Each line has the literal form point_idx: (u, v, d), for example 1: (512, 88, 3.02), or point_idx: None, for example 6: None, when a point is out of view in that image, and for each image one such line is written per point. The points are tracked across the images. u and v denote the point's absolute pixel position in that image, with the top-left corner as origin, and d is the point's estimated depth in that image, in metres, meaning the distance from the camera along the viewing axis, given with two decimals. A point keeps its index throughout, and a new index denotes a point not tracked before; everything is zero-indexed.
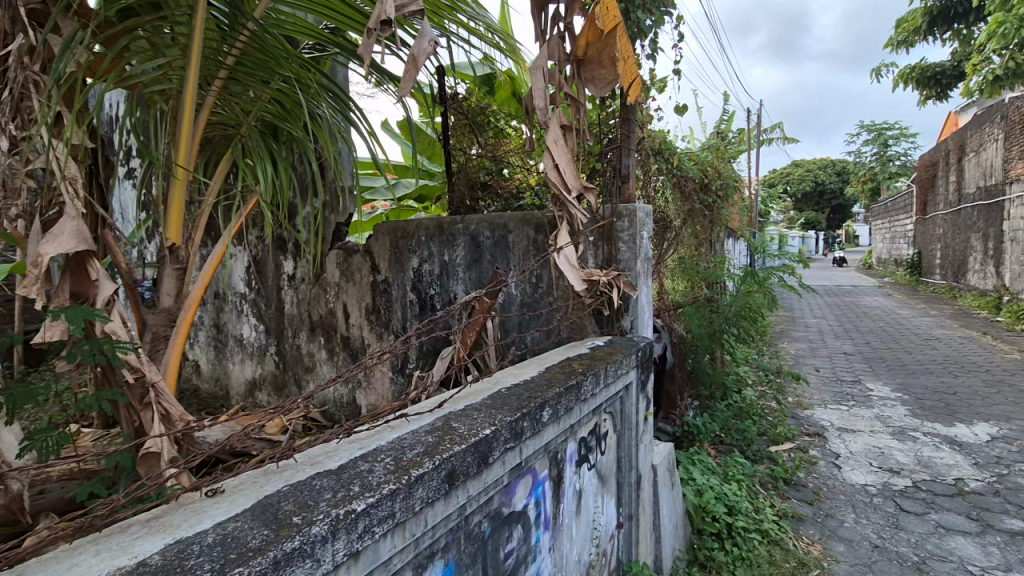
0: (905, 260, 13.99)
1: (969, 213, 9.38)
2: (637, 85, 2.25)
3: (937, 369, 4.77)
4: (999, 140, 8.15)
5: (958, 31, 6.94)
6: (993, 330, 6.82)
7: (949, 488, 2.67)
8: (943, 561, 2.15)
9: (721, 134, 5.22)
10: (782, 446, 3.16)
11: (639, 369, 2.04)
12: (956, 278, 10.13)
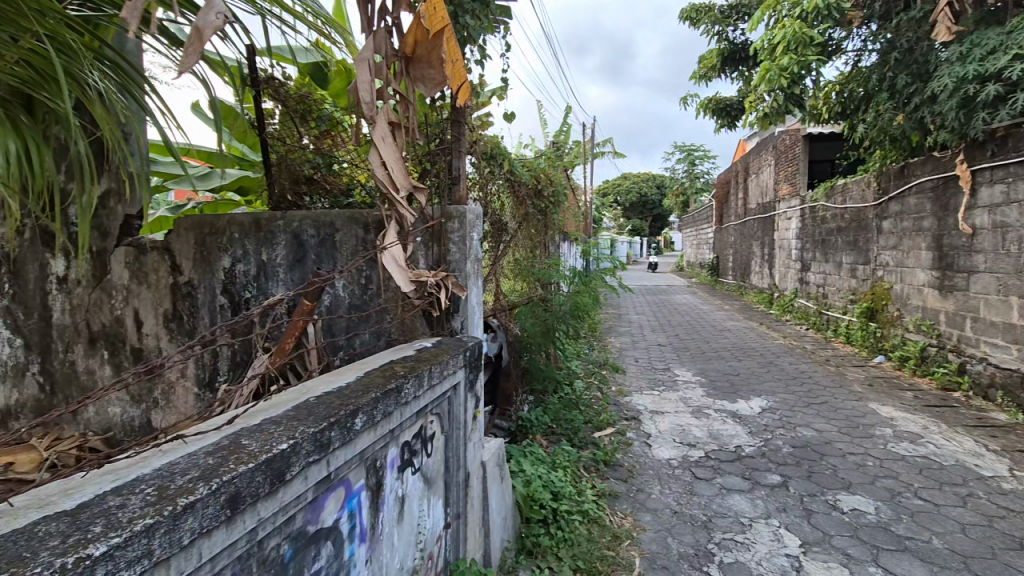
0: (707, 263, 16.48)
1: (752, 225, 11.33)
2: (466, 89, 2.28)
3: (727, 355, 5.67)
4: (772, 165, 9.99)
5: (742, 72, 8.32)
6: (767, 322, 8.33)
7: (731, 455, 3.17)
8: (723, 518, 2.55)
9: (556, 144, 5.58)
10: (604, 431, 3.47)
11: (467, 368, 2.06)
12: (742, 279, 12.20)
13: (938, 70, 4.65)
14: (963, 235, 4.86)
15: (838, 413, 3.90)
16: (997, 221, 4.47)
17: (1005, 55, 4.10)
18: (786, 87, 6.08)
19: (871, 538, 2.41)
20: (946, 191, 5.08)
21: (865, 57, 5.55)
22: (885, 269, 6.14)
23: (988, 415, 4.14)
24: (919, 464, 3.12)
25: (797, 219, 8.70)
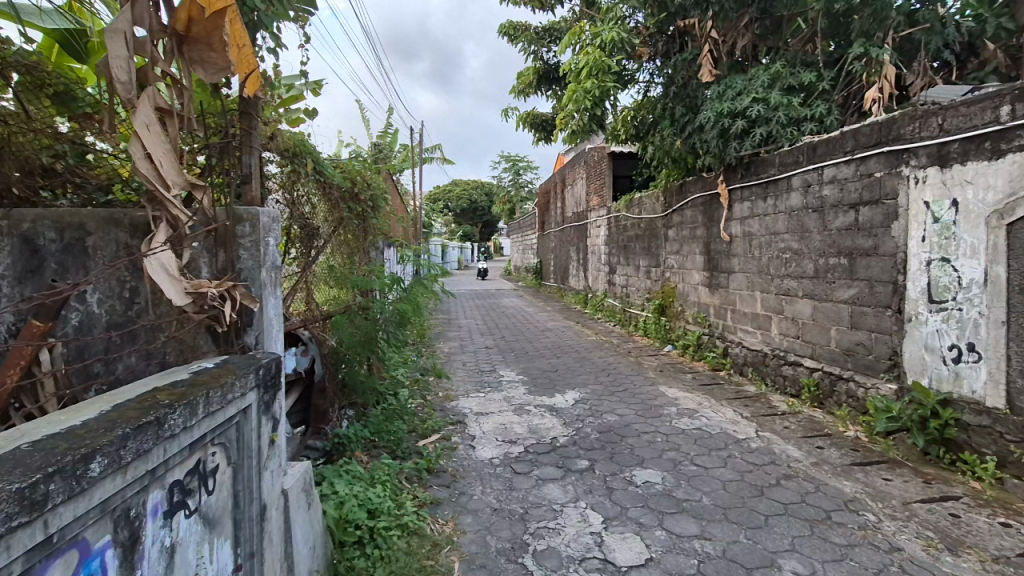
0: (532, 268, 17.62)
1: (569, 232, 12.39)
2: (254, 79, 2.11)
3: (547, 353, 6.10)
4: (584, 179, 11.10)
5: (556, 92, 9.06)
6: (582, 320, 9.18)
7: (546, 447, 3.39)
8: (538, 508, 2.70)
9: (378, 146, 5.43)
10: (428, 438, 3.46)
11: (261, 388, 1.85)
12: (562, 281, 13.29)
13: (704, 104, 5.60)
14: (724, 242, 5.94)
15: (636, 397, 4.44)
16: (746, 231, 5.55)
17: (747, 97, 5.15)
18: (590, 108, 6.65)
19: (657, 505, 2.78)
20: (712, 206, 6.14)
21: (653, 87, 6.44)
22: (671, 271, 7.18)
23: (743, 389, 5.20)
24: (694, 434, 3.70)
25: (604, 227, 9.74)
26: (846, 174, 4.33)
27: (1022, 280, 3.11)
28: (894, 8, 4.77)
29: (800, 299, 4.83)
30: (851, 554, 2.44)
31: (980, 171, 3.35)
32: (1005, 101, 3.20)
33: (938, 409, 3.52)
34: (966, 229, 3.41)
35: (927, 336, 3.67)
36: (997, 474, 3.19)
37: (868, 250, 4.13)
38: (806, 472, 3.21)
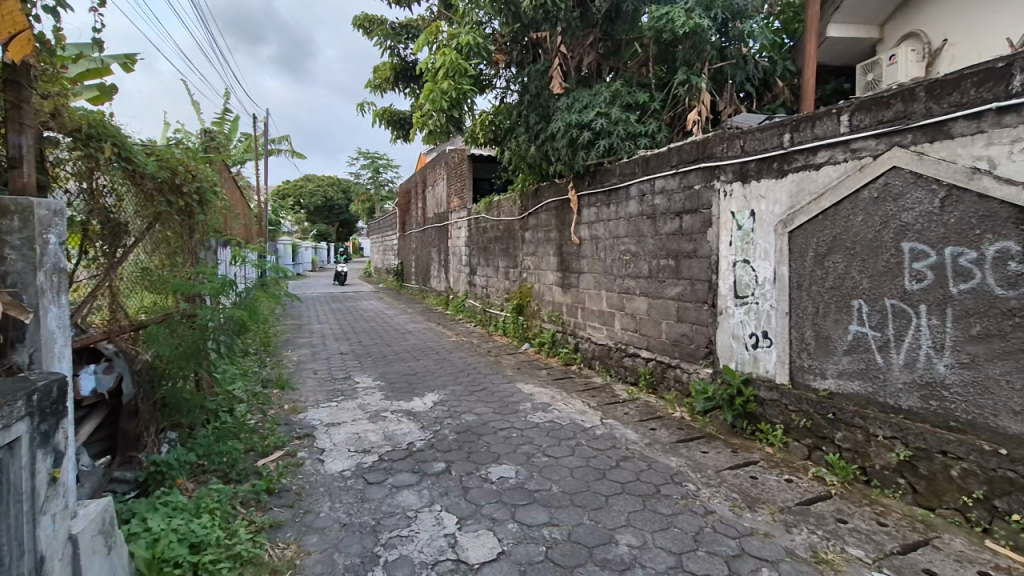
0: (392, 269, 17.17)
1: (430, 232, 12.31)
2: (23, 41, 1.69)
3: (406, 356, 5.98)
4: (444, 180, 11.14)
5: (413, 90, 8.93)
6: (443, 322, 9.18)
7: (402, 453, 3.32)
8: (391, 517, 2.63)
9: (208, 133, 4.85)
10: (270, 456, 3.19)
11: (34, 417, 1.52)
12: (423, 283, 13.16)
13: (555, 114, 5.95)
14: (574, 245, 6.36)
15: (494, 396, 4.56)
16: (593, 235, 5.99)
17: (592, 110, 5.57)
18: (446, 109, 6.62)
19: (510, 499, 2.88)
20: (563, 210, 6.53)
21: (509, 94, 6.67)
22: (527, 271, 7.50)
23: (591, 381, 5.62)
24: (546, 427, 3.90)
25: (465, 228, 9.85)
26: (673, 185, 4.91)
27: (799, 278, 3.82)
28: (708, 42, 5.50)
29: (637, 297, 5.36)
30: (675, 521, 2.77)
31: (770, 187, 4.05)
32: (786, 130, 3.90)
33: (743, 387, 4.17)
34: (761, 235, 4.10)
35: (734, 326, 4.32)
36: (784, 439, 3.86)
37: (690, 252, 4.73)
38: (641, 452, 3.57)
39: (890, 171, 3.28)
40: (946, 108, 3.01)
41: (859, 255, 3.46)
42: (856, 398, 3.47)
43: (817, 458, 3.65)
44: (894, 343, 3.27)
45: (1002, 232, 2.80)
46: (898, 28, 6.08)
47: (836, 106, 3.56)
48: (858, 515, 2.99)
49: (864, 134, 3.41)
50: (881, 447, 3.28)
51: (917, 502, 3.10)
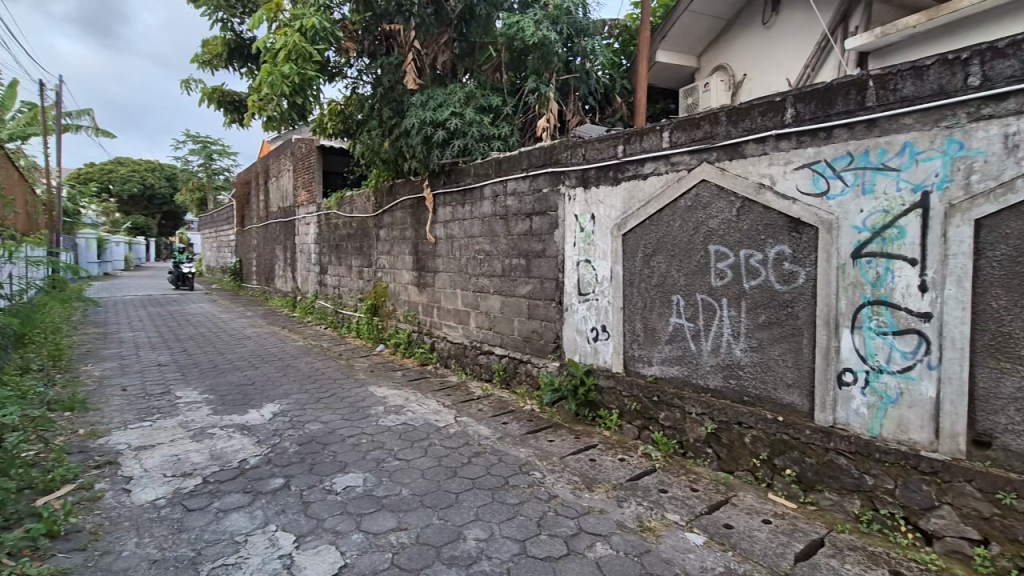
0: (229, 268, 15.46)
1: (274, 228, 11.31)
2: None
3: (242, 364, 5.43)
4: (290, 171, 10.32)
5: (251, 70, 8.16)
6: (289, 326, 8.50)
7: (232, 473, 3.03)
8: (216, 544, 2.36)
9: None
10: (55, 493, 2.68)
11: None
12: (266, 283, 12.08)
13: (410, 110, 5.85)
14: (429, 244, 6.32)
15: (342, 402, 4.34)
16: (448, 234, 6.02)
17: (447, 110, 5.60)
18: (288, 94, 6.09)
19: (356, 508, 2.76)
20: (418, 208, 6.46)
21: (360, 85, 6.41)
22: (382, 270, 7.27)
23: (446, 381, 5.64)
24: (398, 430, 3.83)
25: (314, 225, 9.23)
26: (523, 188, 5.12)
27: (631, 276, 4.26)
28: (555, 55, 5.82)
29: (491, 295, 5.49)
30: (521, 510, 2.91)
31: (607, 193, 4.43)
32: (620, 141, 4.30)
33: (585, 377, 4.50)
34: (600, 237, 4.47)
35: (577, 321, 4.65)
36: (619, 422, 4.26)
37: (539, 252, 4.98)
38: (492, 446, 3.67)
39: (700, 183, 3.80)
40: (741, 132, 3.57)
41: (678, 256, 3.95)
42: (675, 381, 3.96)
43: (645, 436, 4.08)
44: (704, 332, 3.80)
45: (779, 238, 3.41)
46: (712, 59, 7.03)
47: (660, 123, 4.01)
48: (676, 484, 3.42)
49: (681, 150, 3.90)
50: (694, 423, 3.78)
51: (721, 467, 3.64)
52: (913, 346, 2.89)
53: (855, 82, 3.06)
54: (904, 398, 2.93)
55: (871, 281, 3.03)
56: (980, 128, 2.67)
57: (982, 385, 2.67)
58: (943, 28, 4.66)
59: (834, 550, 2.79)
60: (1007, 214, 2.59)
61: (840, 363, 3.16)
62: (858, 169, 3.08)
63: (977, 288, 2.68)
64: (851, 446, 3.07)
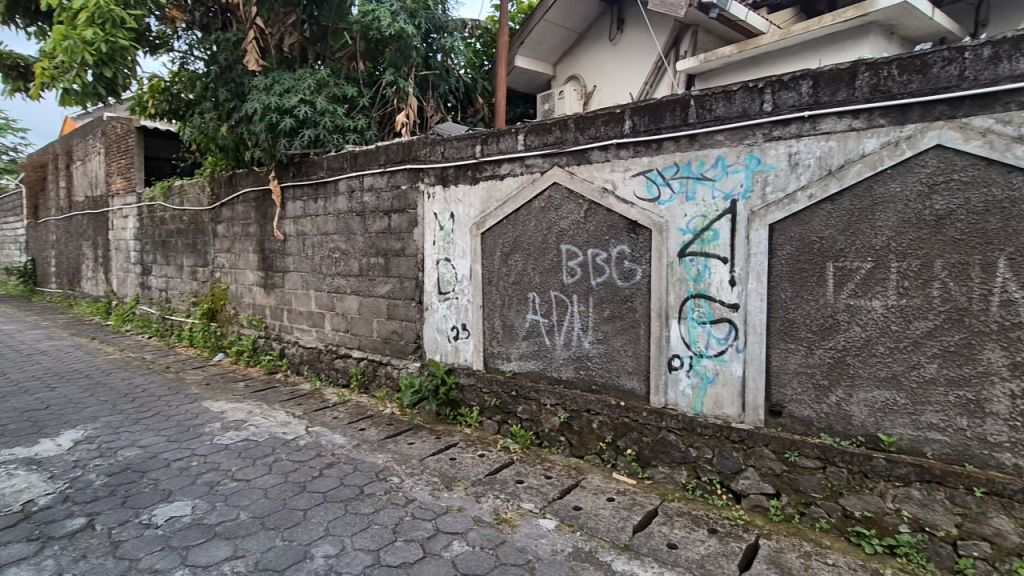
0: (17, 269, 12.74)
1: (80, 221, 9.57)
2: None
3: (33, 385, 4.53)
4: (100, 154, 8.79)
5: (42, 30, 6.79)
6: (102, 336, 7.28)
7: (12, 519, 2.52)
8: None
9: None
10: None
11: None
12: (71, 286, 10.19)
13: (252, 94, 5.34)
14: (277, 241, 5.82)
15: (168, 422, 3.84)
16: (298, 230, 5.60)
17: (295, 97, 5.21)
18: (93, 65, 5.19)
19: (181, 541, 2.47)
20: (264, 202, 5.91)
21: (190, 61, 5.69)
22: (221, 271, 6.53)
23: (298, 390, 5.26)
24: (238, 448, 3.53)
25: (134, 217, 7.98)
26: (381, 184, 4.94)
27: (490, 275, 4.34)
28: (413, 49, 5.70)
29: (347, 296, 5.23)
30: (376, 518, 2.83)
31: (466, 192, 4.47)
32: (477, 141, 4.35)
33: (445, 376, 4.48)
34: (459, 236, 4.49)
35: (438, 320, 4.63)
36: (479, 418, 4.33)
37: (398, 251, 4.86)
38: (347, 455, 3.54)
39: (552, 186, 4.00)
40: (587, 139, 3.83)
41: (533, 254, 4.12)
42: (532, 375, 4.12)
43: (504, 430, 4.19)
44: (557, 326, 4.01)
45: (620, 239, 3.72)
46: (566, 69, 7.44)
47: (515, 126, 4.14)
48: (532, 473, 3.57)
49: (535, 153, 4.06)
50: (549, 413, 3.97)
51: (573, 453, 3.87)
52: (725, 333, 3.35)
53: (680, 100, 3.44)
54: (719, 378, 3.38)
55: (693, 277, 3.45)
56: (772, 147, 3.17)
57: (775, 363, 3.20)
58: (749, 61, 5.50)
59: (666, 518, 3.13)
60: (791, 220, 3.12)
61: (670, 350, 3.55)
62: (683, 179, 3.47)
63: (771, 283, 3.20)
64: (680, 424, 3.46)
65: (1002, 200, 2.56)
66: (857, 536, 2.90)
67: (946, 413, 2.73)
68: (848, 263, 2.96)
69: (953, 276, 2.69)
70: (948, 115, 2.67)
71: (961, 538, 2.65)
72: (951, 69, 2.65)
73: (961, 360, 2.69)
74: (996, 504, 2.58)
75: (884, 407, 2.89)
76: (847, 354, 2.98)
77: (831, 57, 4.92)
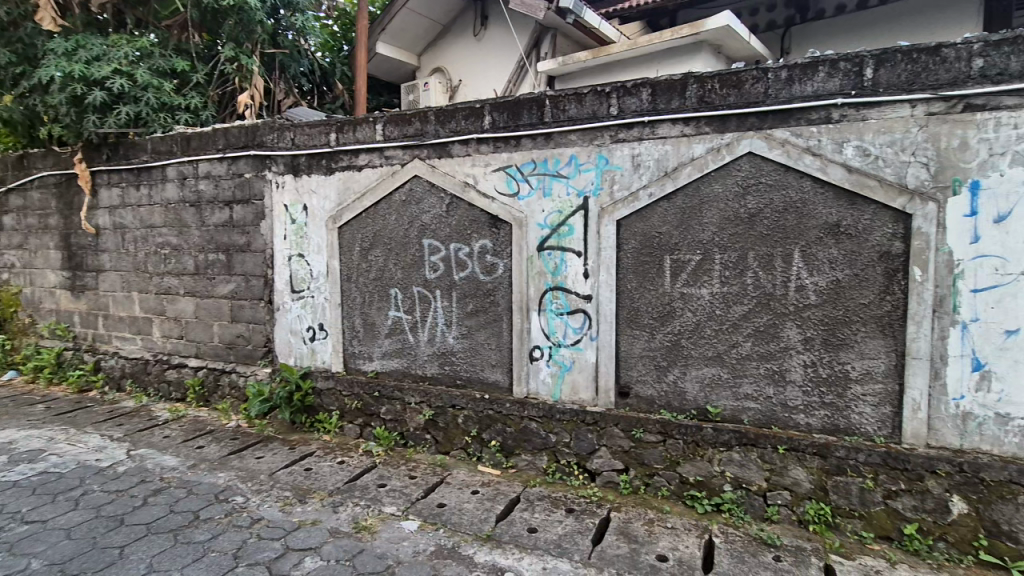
0: None
1: None
2: None
3: None
4: None
5: None
6: None
7: None
8: None
9: None
10: None
11: None
12: None
13: (48, 59, 4.48)
14: (87, 235, 4.95)
15: None
16: (116, 223, 4.81)
17: (107, 66, 4.45)
18: None
19: None
20: (68, 189, 4.98)
21: None
22: (10, 271, 5.40)
23: (117, 408, 4.54)
24: (33, 484, 3.07)
25: None
26: (220, 171, 4.43)
27: (348, 271, 4.12)
28: (258, 24, 5.18)
29: (181, 297, 4.62)
30: (213, 545, 2.61)
31: (320, 183, 4.17)
32: (332, 129, 4.08)
33: (300, 381, 4.17)
34: (313, 230, 4.19)
35: (291, 321, 4.29)
36: (339, 424, 4.10)
37: (242, 246, 4.39)
38: (179, 479, 3.23)
39: (413, 179, 3.90)
40: (448, 132, 3.78)
41: (394, 249, 3.98)
42: (395, 373, 4.00)
43: (366, 434, 4.02)
44: (420, 323, 3.93)
45: (482, 233, 3.75)
46: (431, 60, 7.30)
47: (372, 115, 3.95)
48: (395, 476, 3.48)
49: (394, 144, 3.92)
50: (413, 413, 3.89)
51: (438, 450, 3.84)
52: (580, 322, 3.53)
53: (536, 99, 3.54)
54: (575, 365, 3.56)
55: (551, 270, 3.58)
56: (618, 148, 3.39)
57: (623, 349, 3.46)
58: (602, 67, 5.86)
59: (527, 504, 3.23)
60: (635, 216, 3.37)
61: (530, 341, 3.66)
62: (540, 175, 3.59)
63: (619, 274, 3.44)
64: (540, 412, 3.59)
65: (797, 201, 3.02)
66: (691, 498, 3.25)
67: (758, 384, 3.17)
68: (682, 256, 3.29)
69: (761, 266, 3.12)
70: (756, 127, 3.07)
71: (769, 489, 3.10)
72: (758, 86, 3.05)
73: (767, 338, 3.13)
74: (793, 458, 3.06)
75: (711, 382, 3.27)
76: (682, 337, 3.31)
77: (670, 65, 5.41)
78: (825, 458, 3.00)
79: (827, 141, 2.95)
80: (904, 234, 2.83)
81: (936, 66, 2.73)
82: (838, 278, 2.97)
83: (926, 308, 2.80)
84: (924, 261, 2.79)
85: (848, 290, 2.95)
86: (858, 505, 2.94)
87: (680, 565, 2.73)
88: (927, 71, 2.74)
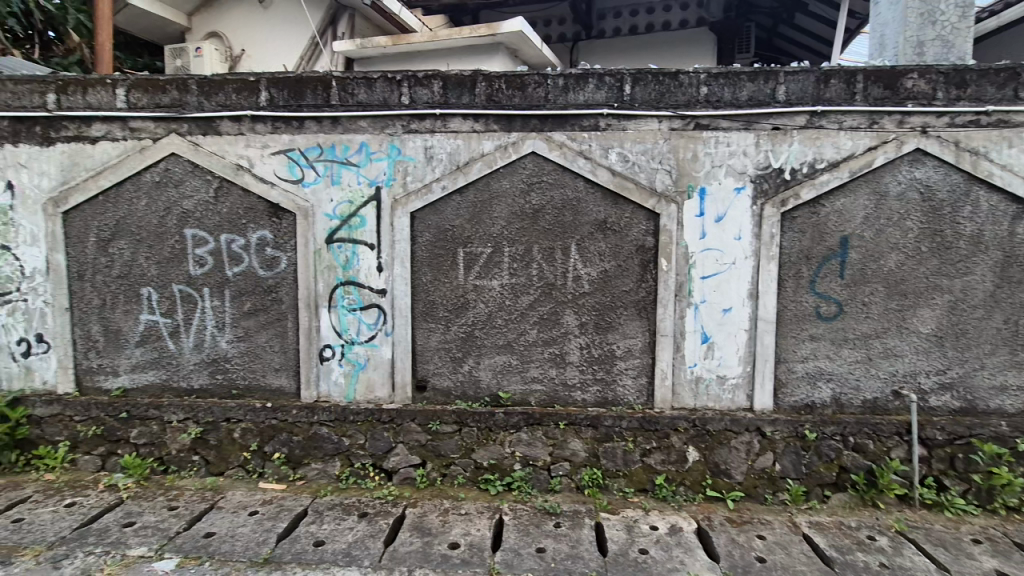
0: None
1: None
2: None
3: None
4: None
5: None
6: None
7: None
8: None
9: None
10: None
11: None
12: None
13: None
14: None
15: None
16: None
17: None
18: None
19: None
20: None
21: None
22: None
23: None
24: None
25: None
26: None
27: (79, 267, 3.34)
28: None
29: None
30: None
31: (33, 156, 3.31)
32: (50, 89, 3.24)
33: (8, 410, 3.28)
34: (25, 214, 3.33)
35: None
36: (69, 457, 3.33)
37: None
38: None
39: (169, 157, 3.30)
40: (214, 106, 3.28)
41: (144, 241, 3.33)
42: (150, 389, 3.39)
43: (110, 465, 3.33)
44: (183, 328, 3.38)
45: (260, 223, 3.35)
46: (204, 23, 6.31)
47: (110, 76, 3.24)
48: (149, 511, 2.96)
49: (142, 114, 3.27)
50: (175, 432, 3.33)
51: (210, 472, 3.36)
52: (374, 318, 3.40)
53: (320, 79, 3.26)
54: (369, 362, 3.42)
55: (342, 264, 3.37)
56: (410, 138, 3.32)
57: (419, 342, 3.42)
58: (403, 55, 5.72)
59: (315, 516, 3.01)
60: (428, 209, 3.35)
61: (320, 340, 3.40)
62: (327, 162, 3.33)
63: (413, 267, 3.38)
64: (332, 415, 3.37)
65: (572, 199, 3.32)
66: (484, 482, 3.38)
67: (543, 367, 3.42)
68: (474, 249, 3.37)
69: (544, 259, 3.36)
70: (538, 129, 3.28)
71: (552, 463, 3.38)
72: (540, 91, 3.25)
73: (549, 324, 3.39)
74: (572, 431, 3.37)
75: (502, 369, 3.43)
76: (475, 328, 3.41)
77: (469, 61, 5.51)
78: (597, 428, 3.37)
79: (596, 146, 3.28)
80: (654, 230, 3.31)
81: (676, 89, 3.21)
82: (606, 268, 3.35)
83: (670, 292, 3.32)
84: (669, 253, 3.30)
85: (613, 278, 3.35)
86: (622, 466, 3.37)
87: (469, 549, 2.81)
88: (669, 93, 3.22)
